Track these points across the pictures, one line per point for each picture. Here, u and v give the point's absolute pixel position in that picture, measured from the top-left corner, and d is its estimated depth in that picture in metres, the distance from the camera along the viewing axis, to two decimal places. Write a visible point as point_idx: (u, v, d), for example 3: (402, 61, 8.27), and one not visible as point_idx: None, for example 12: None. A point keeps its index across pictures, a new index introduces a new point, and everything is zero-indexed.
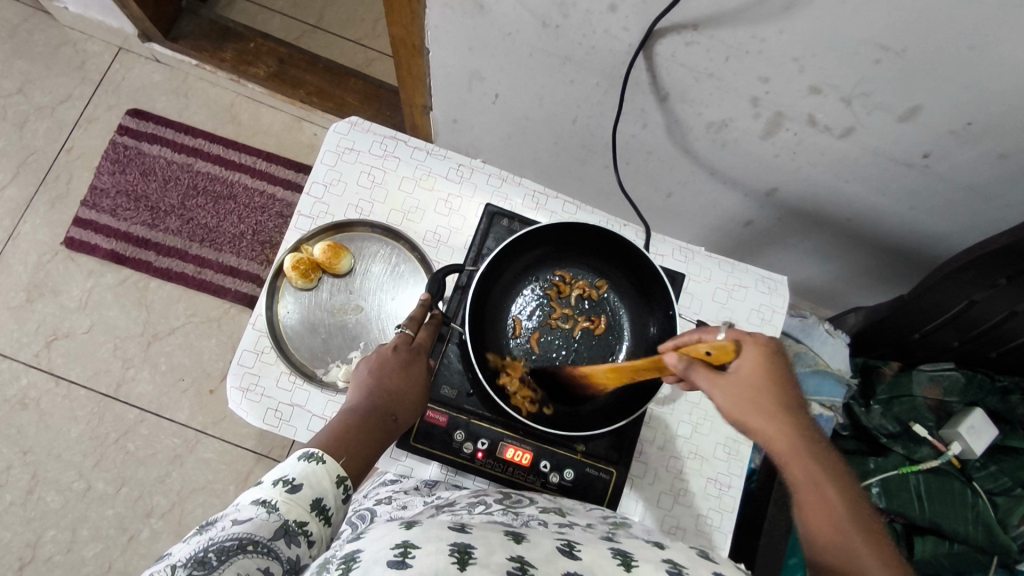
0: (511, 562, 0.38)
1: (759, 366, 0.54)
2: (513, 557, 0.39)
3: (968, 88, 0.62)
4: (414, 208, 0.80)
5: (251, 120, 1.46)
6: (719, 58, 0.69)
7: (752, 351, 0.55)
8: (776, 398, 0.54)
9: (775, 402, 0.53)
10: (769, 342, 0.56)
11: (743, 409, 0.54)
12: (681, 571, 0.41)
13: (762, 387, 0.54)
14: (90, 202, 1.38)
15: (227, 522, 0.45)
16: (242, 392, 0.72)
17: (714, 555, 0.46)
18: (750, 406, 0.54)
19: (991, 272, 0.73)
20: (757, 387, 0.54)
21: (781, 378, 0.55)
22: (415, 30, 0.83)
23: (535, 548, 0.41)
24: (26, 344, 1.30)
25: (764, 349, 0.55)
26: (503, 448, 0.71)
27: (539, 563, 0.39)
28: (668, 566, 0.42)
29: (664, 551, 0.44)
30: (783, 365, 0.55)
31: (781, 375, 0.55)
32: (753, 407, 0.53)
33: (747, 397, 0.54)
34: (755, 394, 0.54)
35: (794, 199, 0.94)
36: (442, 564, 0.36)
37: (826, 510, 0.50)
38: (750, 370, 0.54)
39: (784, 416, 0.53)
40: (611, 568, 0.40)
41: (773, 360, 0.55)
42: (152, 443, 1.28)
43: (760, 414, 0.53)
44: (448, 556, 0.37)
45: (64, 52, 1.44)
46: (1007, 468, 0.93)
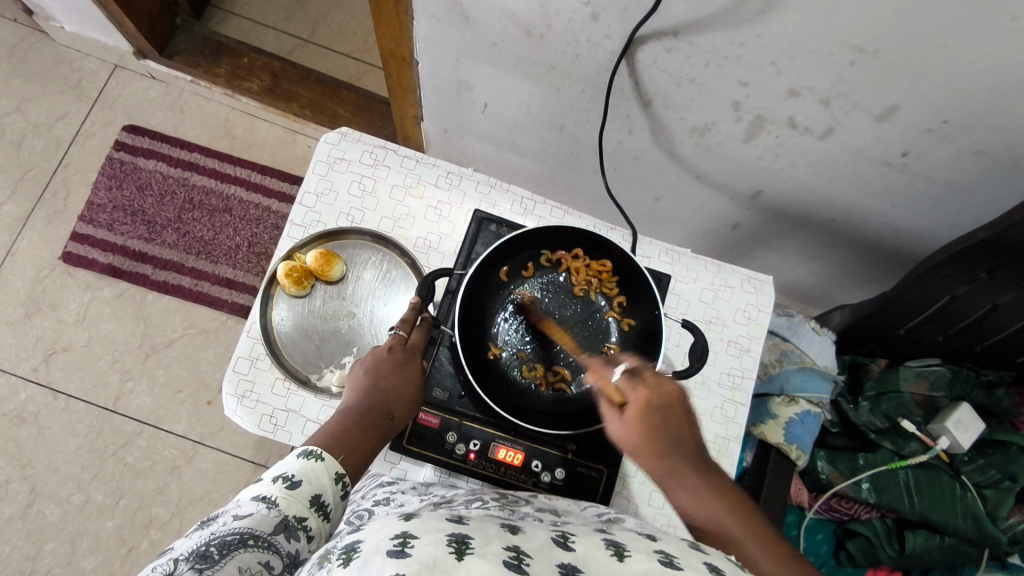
0: (508, 551, 0.39)
1: (643, 407, 0.57)
2: (509, 547, 0.40)
3: (942, 87, 0.64)
4: (405, 215, 0.82)
5: (245, 134, 1.48)
6: (699, 64, 0.71)
7: (636, 396, 0.58)
8: (664, 437, 0.56)
9: (665, 443, 0.56)
10: (658, 387, 0.58)
11: (636, 447, 0.57)
12: (672, 561, 0.42)
13: (649, 427, 0.56)
14: (88, 217, 1.40)
15: (228, 518, 0.45)
16: (237, 398, 0.73)
17: (705, 544, 0.47)
18: (640, 448, 0.56)
19: (970, 267, 0.75)
20: (644, 428, 0.56)
21: (671, 414, 0.57)
22: (404, 42, 0.85)
23: (531, 539, 0.42)
24: (25, 358, 1.31)
25: (648, 391, 0.58)
26: (495, 449, 0.72)
27: (535, 552, 0.40)
28: (660, 556, 0.42)
29: (655, 542, 0.45)
30: (673, 405, 0.58)
31: (670, 413, 0.57)
32: (641, 446, 0.56)
33: (637, 438, 0.56)
34: (643, 433, 0.56)
35: (778, 200, 0.95)
36: (440, 553, 0.37)
37: (714, 529, 0.51)
38: (635, 413, 0.57)
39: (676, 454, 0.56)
40: (605, 557, 0.41)
41: (659, 400, 0.58)
42: (151, 454, 1.29)
43: (650, 451, 0.56)
44: (446, 546, 0.38)
45: (60, 71, 1.47)
46: (996, 461, 0.94)
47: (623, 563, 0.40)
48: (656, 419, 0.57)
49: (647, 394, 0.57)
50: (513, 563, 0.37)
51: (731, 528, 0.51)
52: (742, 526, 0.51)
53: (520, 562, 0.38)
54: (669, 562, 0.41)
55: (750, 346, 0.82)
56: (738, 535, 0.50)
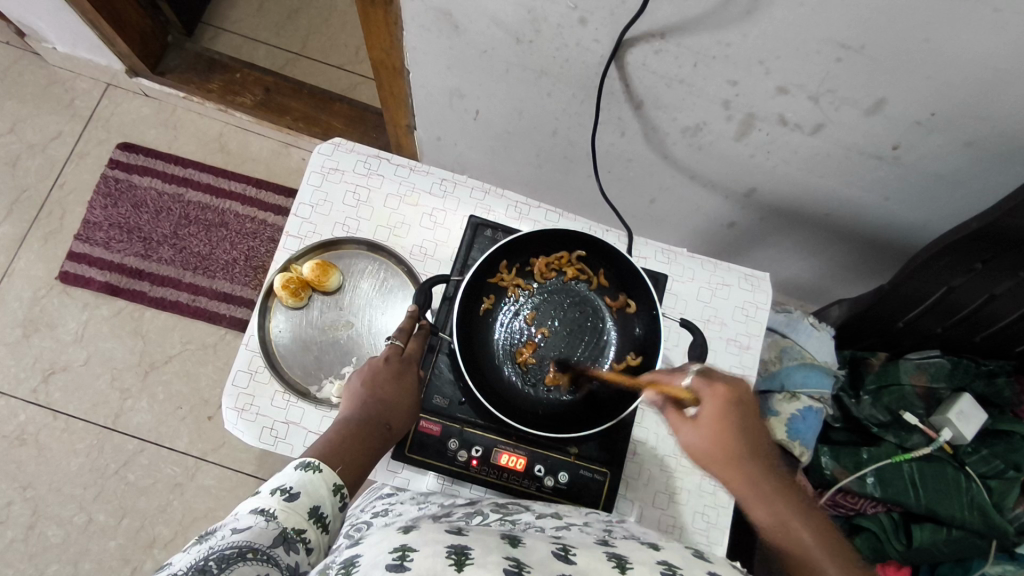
0: (507, 561, 0.39)
1: (718, 407, 0.56)
2: (508, 559, 0.40)
3: (929, 80, 0.64)
4: (400, 223, 0.82)
5: (239, 149, 1.49)
6: (688, 64, 0.71)
7: (710, 396, 0.56)
8: (741, 441, 0.56)
9: (739, 443, 0.55)
10: (731, 390, 0.57)
11: (711, 455, 0.56)
12: (675, 573, 0.42)
13: (724, 428, 0.56)
14: (84, 235, 1.40)
15: (227, 532, 0.45)
16: (237, 412, 0.73)
17: (708, 555, 0.47)
18: (714, 451, 0.56)
19: (966, 258, 0.75)
20: (719, 428, 0.56)
21: (743, 415, 0.56)
22: (395, 51, 0.86)
23: (530, 550, 0.42)
24: (24, 379, 1.31)
25: (725, 389, 0.56)
26: (497, 454, 0.72)
27: (535, 564, 0.40)
28: (662, 567, 0.43)
29: (659, 553, 0.45)
30: (746, 400, 0.57)
31: (748, 415, 0.57)
32: (713, 453, 0.56)
33: (711, 441, 0.56)
34: (716, 438, 0.56)
35: (772, 197, 0.96)
36: (440, 566, 0.37)
37: (782, 532, 0.53)
38: (709, 414, 0.56)
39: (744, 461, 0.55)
40: (607, 570, 0.41)
41: (737, 398, 0.56)
42: (152, 472, 1.28)
43: (724, 454, 0.56)
44: (446, 559, 0.38)
45: (54, 91, 1.47)
46: (999, 451, 0.94)
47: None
48: (736, 424, 0.56)
49: (724, 393, 0.56)
50: (514, 574, 0.38)
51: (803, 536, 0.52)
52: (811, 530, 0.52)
53: (520, 574, 0.38)
54: (672, 575, 0.42)
55: (749, 343, 0.82)
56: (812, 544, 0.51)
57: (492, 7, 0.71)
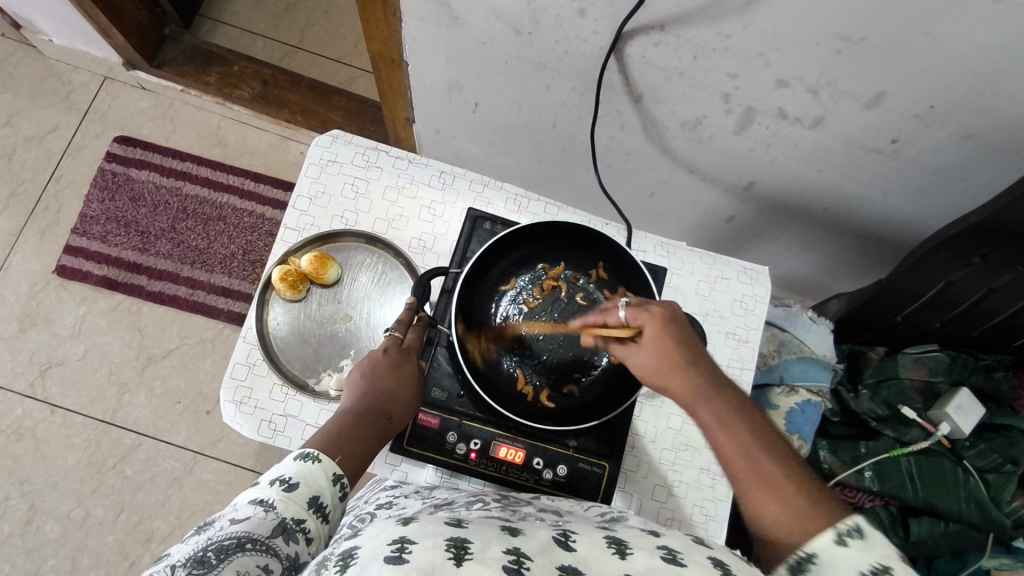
0: (507, 555, 0.39)
1: (657, 327, 0.56)
2: (509, 551, 0.40)
3: (929, 73, 0.64)
4: (399, 216, 0.81)
5: (237, 142, 1.48)
6: (687, 57, 0.71)
7: (648, 320, 0.57)
8: (683, 353, 0.55)
9: (680, 358, 0.55)
10: (669, 315, 0.57)
11: (654, 371, 0.56)
12: (675, 558, 0.42)
13: (664, 349, 0.55)
14: (81, 229, 1.39)
15: (225, 522, 0.46)
16: (235, 405, 0.72)
17: (709, 541, 0.47)
18: (657, 368, 0.56)
19: (964, 252, 0.75)
20: (660, 347, 0.56)
21: (683, 337, 0.56)
22: (393, 43, 0.85)
23: (530, 540, 0.42)
24: (21, 373, 1.30)
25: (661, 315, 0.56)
26: (496, 447, 0.71)
27: (534, 555, 0.40)
28: (662, 552, 0.42)
29: (659, 539, 0.45)
30: (685, 325, 0.57)
31: (686, 336, 0.56)
32: (658, 366, 0.56)
33: (655, 357, 0.56)
34: (659, 356, 0.56)
35: (771, 191, 0.96)
36: (438, 559, 0.37)
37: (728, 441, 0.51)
38: (649, 336, 0.56)
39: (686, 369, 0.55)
40: (607, 556, 0.41)
41: (676, 324, 0.57)
42: (150, 466, 1.28)
43: (669, 365, 0.55)
44: (445, 551, 0.38)
45: (50, 84, 1.46)
46: (997, 445, 0.94)
47: (625, 561, 0.41)
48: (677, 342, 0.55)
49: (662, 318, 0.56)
50: (512, 569, 0.37)
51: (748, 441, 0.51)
52: (752, 433, 0.51)
53: (519, 568, 0.38)
54: (673, 560, 0.42)
55: (748, 337, 0.82)
56: (756, 451, 0.50)
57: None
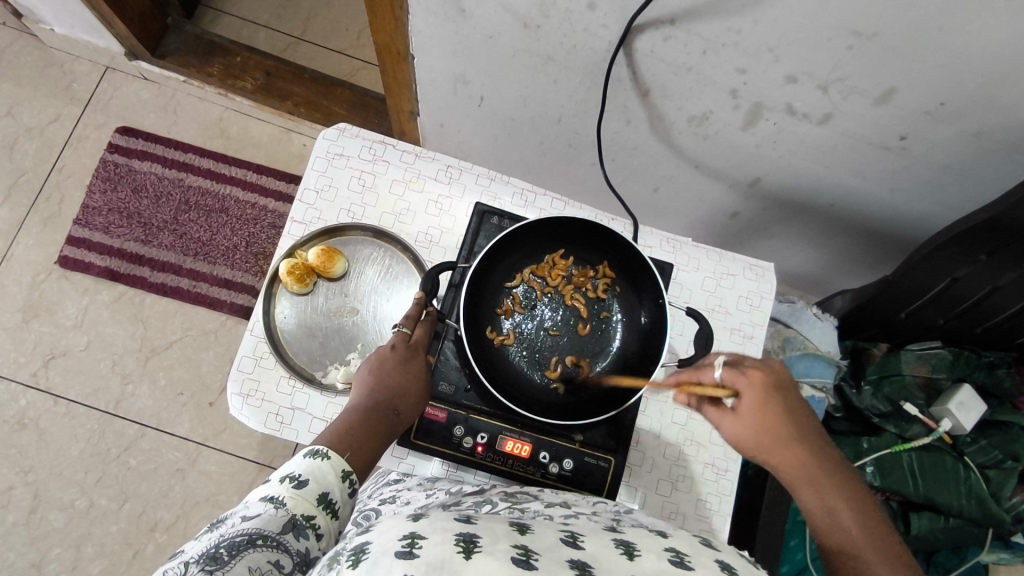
0: (515, 550, 0.39)
1: (757, 395, 0.57)
2: (516, 546, 0.40)
3: (940, 69, 0.64)
4: (406, 210, 0.81)
5: (240, 134, 1.48)
6: (696, 51, 0.71)
7: (747, 385, 0.58)
8: (780, 424, 0.57)
9: (781, 428, 0.57)
10: (768, 377, 0.58)
11: (751, 441, 0.58)
12: (683, 560, 0.42)
13: (767, 414, 0.57)
14: (83, 220, 1.39)
15: (237, 519, 0.46)
16: (242, 398, 0.73)
17: (717, 544, 0.47)
18: (757, 433, 0.57)
19: (971, 249, 0.75)
20: (759, 418, 0.57)
21: (785, 403, 0.57)
22: (400, 36, 0.85)
23: (538, 538, 0.42)
24: (24, 364, 1.31)
25: (760, 378, 0.58)
26: (503, 441, 0.72)
27: (542, 552, 0.40)
28: (669, 555, 0.43)
29: (666, 541, 0.46)
30: (786, 385, 0.59)
31: (786, 402, 0.58)
32: (756, 438, 0.57)
33: (750, 428, 0.57)
34: (759, 426, 0.57)
35: (777, 188, 0.96)
36: (448, 553, 0.37)
37: (831, 525, 0.53)
38: (748, 403, 0.57)
39: (788, 444, 0.56)
40: (615, 556, 0.42)
41: (773, 388, 0.58)
42: (153, 457, 1.28)
43: (766, 439, 0.57)
44: (454, 546, 0.38)
45: (51, 73, 1.46)
46: (997, 442, 0.95)
47: (633, 562, 0.41)
48: (777, 412, 0.57)
49: (760, 382, 0.57)
50: (520, 560, 0.38)
51: (850, 523, 0.52)
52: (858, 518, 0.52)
53: (527, 561, 0.38)
54: (680, 562, 0.42)
55: (753, 333, 0.83)
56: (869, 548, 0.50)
57: None
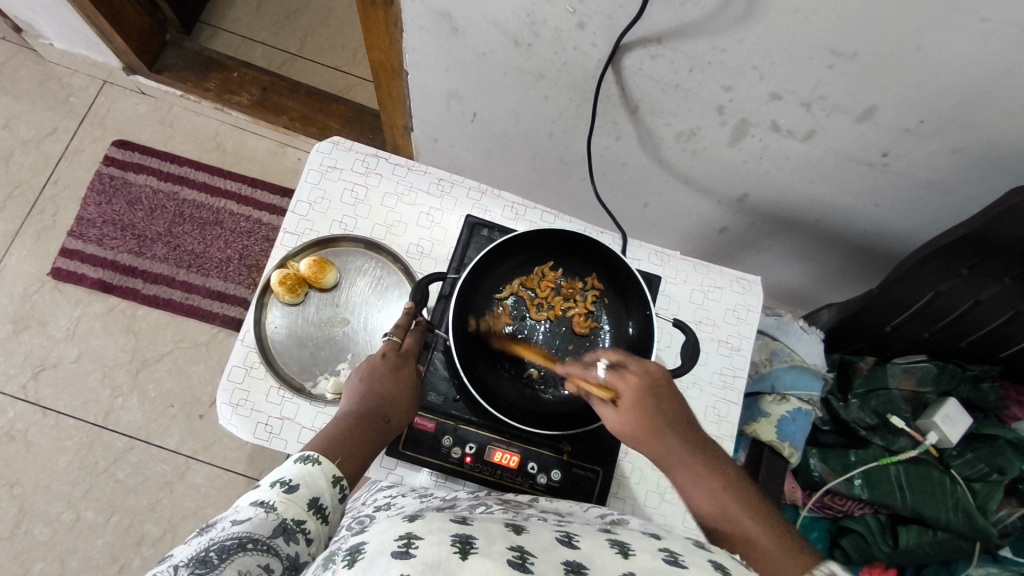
0: (511, 551, 0.40)
1: (635, 391, 0.59)
2: (513, 547, 0.40)
3: (918, 88, 0.66)
4: (398, 222, 0.82)
5: (235, 148, 1.49)
6: (683, 69, 0.73)
7: (626, 382, 0.59)
8: (655, 414, 0.58)
9: (655, 418, 0.58)
10: (641, 372, 0.60)
11: (631, 433, 0.58)
12: (676, 559, 0.43)
13: (641, 409, 0.58)
14: (77, 232, 1.39)
15: (227, 523, 0.46)
16: (231, 407, 0.73)
17: (710, 545, 0.48)
18: (637, 432, 0.58)
19: (952, 263, 0.76)
20: (637, 408, 0.58)
21: (659, 396, 0.59)
22: (394, 53, 0.87)
23: (534, 538, 0.43)
24: (13, 376, 1.30)
25: (637, 374, 0.60)
26: (491, 451, 0.72)
27: (538, 552, 0.40)
28: (663, 554, 0.43)
29: (660, 542, 0.46)
30: (661, 380, 0.60)
31: (659, 392, 0.59)
32: (634, 430, 0.58)
33: (629, 421, 0.58)
34: (634, 419, 0.58)
35: (764, 203, 0.98)
36: (444, 553, 0.37)
37: (708, 499, 0.54)
38: (627, 398, 0.59)
39: (663, 432, 0.57)
40: (610, 556, 0.42)
41: (649, 381, 0.60)
42: (141, 470, 1.28)
43: (643, 429, 0.57)
44: (451, 546, 0.38)
45: (49, 87, 1.47)
46: (984, 455, 0.96)
47: (629, 561, 0.41)
48: (649, 402, 0.58)
49: (637, 377, 0.59)
50: (517, 563, 0.38)
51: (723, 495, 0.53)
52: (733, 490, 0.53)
53: (524, 563, 0.38)
54: (674, 561, 0.42)
55: (740, 345, 0.84)
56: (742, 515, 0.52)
57: (491, 9, 0.72)
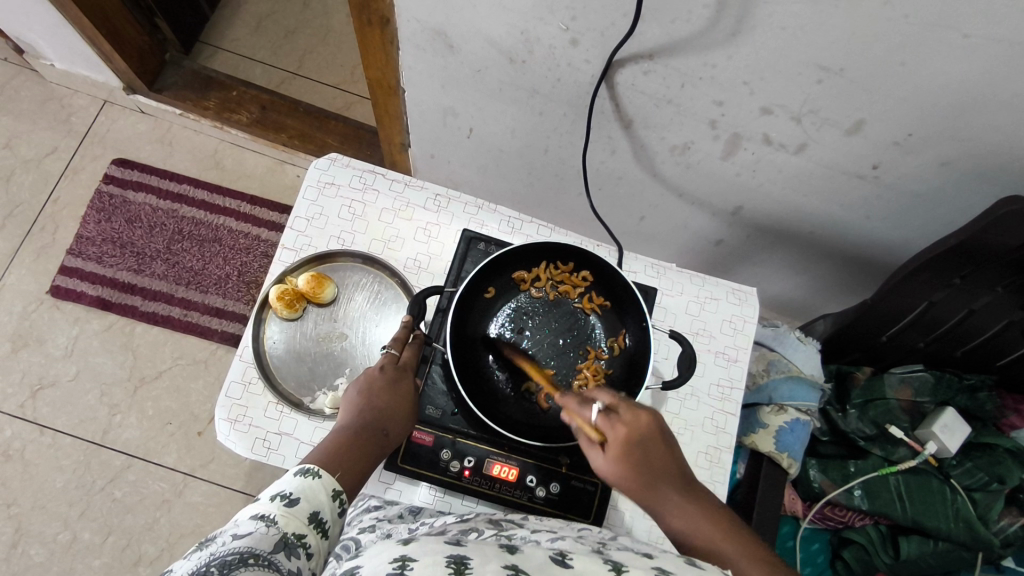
0: (506, 572, 0.40)
1: (621, 435, 0.58)
2: (507, 567, 0.41)
3: (905, 102, 0.67)
4: (395, 237, 0.83)
5: (234, 165, 1.50)
6: (675, 85, 0.74)
7: (612, 427, 0.59)
8: (643, 457, 0.57)
9: (642, 462, 0.57)
10: (633, 418, 0.59)
11: (619, 478, 0.58)
12: None
13: (627, 453, 0.57)
14: (76, 250, 1.40)
15: (228, 538, 0.45)
16: (229, 423, 0.73)
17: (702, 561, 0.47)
18: (624, 477, 0.57)
19: (945, 273, 0.77)
20: (622, 452, 0.57)
21: (648, 438, 0.58)
22: (390, 70, 0.88)
23: (527, 558, 0.43)
24: (11, 395, 1.30)
25: (625, 418, 0.59)
26: (490, 465, 0.72)
27: (532, 572, 0.41)
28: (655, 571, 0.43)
29: (653, 560, 0.45)
30: (651, 425, 0.59)
31: (649, 438, 0.58)
32: (623, 477, 0.57)
33: (616, 466, 0.58)
34: (623, 462, 0.57)
35: (758, 215, 0.98)
36: None
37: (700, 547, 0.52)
38: (612, 442, 0.58)
39: (652, 479, 0.56)
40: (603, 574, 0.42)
41: (638, 426, 0.58)
42: (139, 489, 1.27)
43: (631, 475, 0.57)
44: (445, 569, 0.39)
45: (50, 107, 1.48)
46: (983, 464, 0.95)
47: None
48: (638, 447, 0.57)
49: (624, 421, 0.58)
50: None
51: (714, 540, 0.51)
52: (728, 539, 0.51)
53: None
54: None
55: (737, 356, 0.84)
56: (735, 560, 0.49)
57: (485, 27, 0.74)
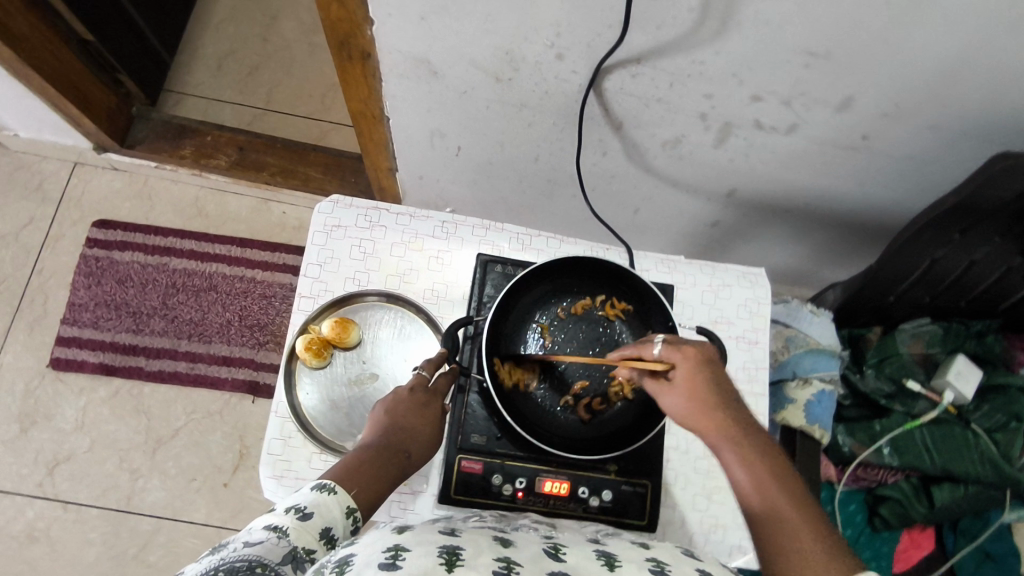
0: (498, 562, 0.42)
1: (690, 369, 0.59)
2: (499, 559, 0.43)
3: (891, 75, 0.69)
4: (410, 270, 0.83)
5: (217, 210, 1.48)
6: (664, 84, 0.75)
7: (681, 358, 0.60)
8: (712, 389, 0.58)
9: (711, 395, 0.58)
10: (702, 357, 0.60)
11: (683, 408, 0.59)
12: (662, 569, 0.46)
13: (697, 384, 0.58)
14: (70, 319, 1.37)
15: (239, 545, 0.46)
16: (276, 480, 0.73)
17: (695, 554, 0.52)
18: (690, 408, 0.58)
19: (945, 230, 0.80)
20: (692, 388, 0.58)
21: (715, 376, 0.59)
22: (374, 101, 0.87)
23: (521, 551, 0.45)
24: (27, 476, 1.27)
25: (694, 352, 0.60)
26: (541, 483, 0.73)
27: (525, 562, 0.43)
28: (650, 565, 0.47)
29: (647, 552, 0.49)
30: (716, 363, 0.60)
31: (717, 377, 0.59)
32: (689, 405, 0.58)
33: (684, 397, 0.58)
34: (693, 393, 0.58)
35: (753, 195, 1.00)
36: (431, 564, 0.40)
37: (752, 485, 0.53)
38: (682, 375, 0.59)
39: (718, 409, 0.57)
40: (597, 567, 0.45)
41: (705, 362, 0.59)
42: (173, 549, 1.26)
43: (700, 406, 0.58)
44: (437, 558, 0.41)
45: (18, 177, 1.44)
46: (999, 405, 0.99)
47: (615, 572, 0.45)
48: (706, 381, 0.58)
49: (694, 354, 0.60)
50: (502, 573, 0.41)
51: (771, 483, 0.53)
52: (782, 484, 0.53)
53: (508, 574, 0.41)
54: (659, 570, 0.46)
55: (757, 338, 0.86)
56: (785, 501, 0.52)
57: (469, 51, 0.74)
